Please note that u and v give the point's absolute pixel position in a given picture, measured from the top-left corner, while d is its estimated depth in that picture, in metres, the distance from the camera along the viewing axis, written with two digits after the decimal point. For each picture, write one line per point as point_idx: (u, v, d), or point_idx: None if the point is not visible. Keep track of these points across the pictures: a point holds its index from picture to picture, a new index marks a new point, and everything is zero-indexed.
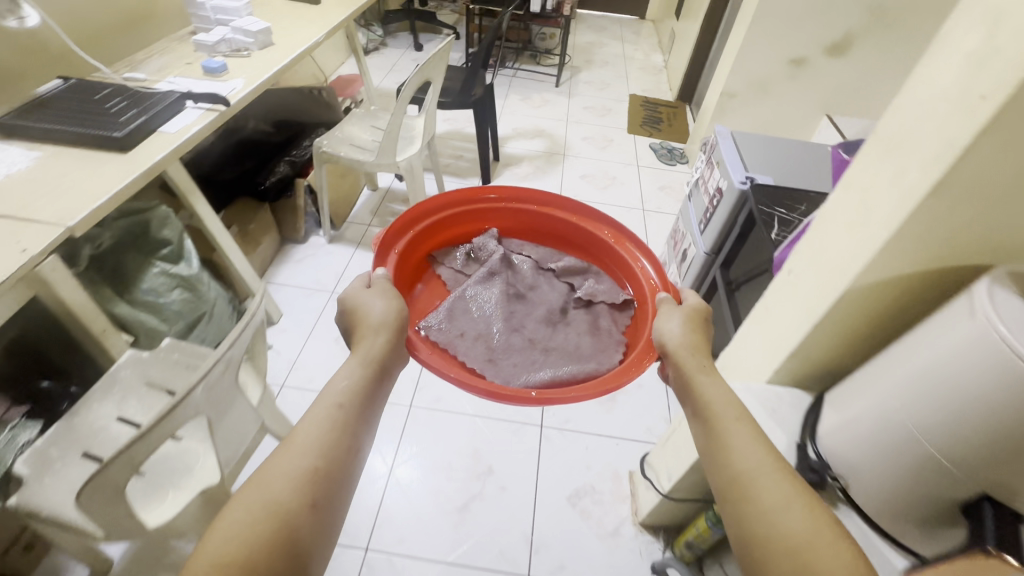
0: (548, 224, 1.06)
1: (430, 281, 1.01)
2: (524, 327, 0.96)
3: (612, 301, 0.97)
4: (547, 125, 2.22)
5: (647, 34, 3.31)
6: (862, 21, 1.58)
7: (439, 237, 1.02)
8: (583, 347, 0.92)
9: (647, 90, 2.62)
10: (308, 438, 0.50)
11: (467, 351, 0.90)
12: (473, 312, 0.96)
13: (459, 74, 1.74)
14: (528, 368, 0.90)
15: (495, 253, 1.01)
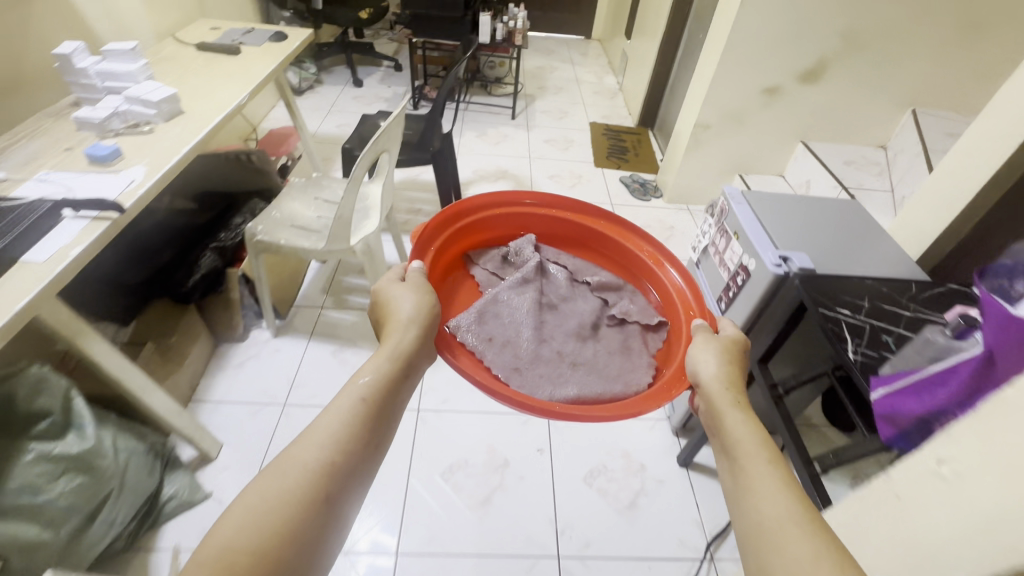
0: (587, 237, 1.07)
1: (463, 285, 1.01)
2: (553, 338, 0.92)
3: (646, 323, 0.94)
4: (509, 164, 2.05)
5: (596, 54, 3.23)
6: (833, 47, 1.52)
7: (475, 238, 1.03)
8: (614, 365, 0.88)
9: (607, 116, 2.51)
10: (326, 430, 0.47)
11: (493, 356, 0.86)
12: (503, 317, 0.93)
13: (413, 123, 1.54)
14: (555, 381, 0.86)
15: (531, 260, 1.01)
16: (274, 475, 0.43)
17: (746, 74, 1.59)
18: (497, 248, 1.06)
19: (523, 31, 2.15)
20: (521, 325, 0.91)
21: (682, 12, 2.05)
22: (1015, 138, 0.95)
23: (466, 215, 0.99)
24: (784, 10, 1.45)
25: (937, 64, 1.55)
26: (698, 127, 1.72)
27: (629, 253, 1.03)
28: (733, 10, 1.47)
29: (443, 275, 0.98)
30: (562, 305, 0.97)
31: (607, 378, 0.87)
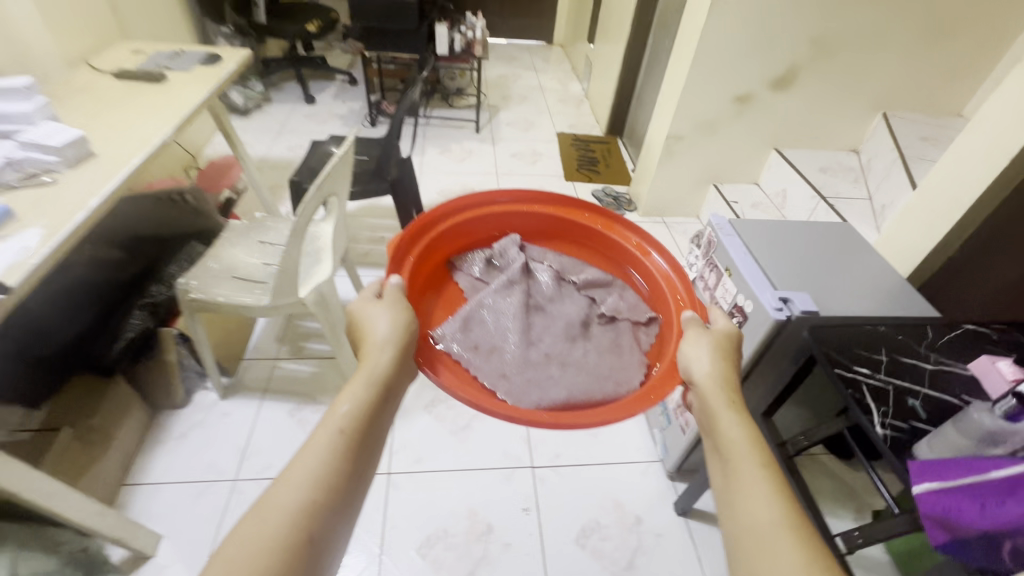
0: (573, 231, 1.03)
1: (447, 292, 0.96)
2: (540, 341, 0.88)
3: (636, 320, 0.91)
4: (475, 183, 1.95)
5: (558, 59, 3.15)
6: (804, 53, 1.48)
7: (455, 243, 0.99)
8: (606, 366, 0.85)
9: (574, 125, 2.43)
10: (304, 472, 0.48)
11: (479, 368, 0.82)
12: (489, 323, 0.88)
13: (368, 147, 1.42)
14: (544, 387, 0.83)
15: (516, 260, 0.96)
16: (258, 521, 0.44)
17: (718, 83, 1.53)
18: (480, 250, 1.01)
19: (482, 41, 2.05)
20: (507, 331, 0.87)
21: (646, 18, 1.98)
22: (1006, 150, 0.91)
23: (443, 219, 0.95)
24: (754, 16, 1.40)
25: (906, 66, 1.53)
26: (670, 138, 1.65)
27: (616, 245, 1.00)
28: (702, 18, 1.41)
29: (424, 283, 0.93)
30: (550, 306, 0.93)
31: (600, 381, 0.84)
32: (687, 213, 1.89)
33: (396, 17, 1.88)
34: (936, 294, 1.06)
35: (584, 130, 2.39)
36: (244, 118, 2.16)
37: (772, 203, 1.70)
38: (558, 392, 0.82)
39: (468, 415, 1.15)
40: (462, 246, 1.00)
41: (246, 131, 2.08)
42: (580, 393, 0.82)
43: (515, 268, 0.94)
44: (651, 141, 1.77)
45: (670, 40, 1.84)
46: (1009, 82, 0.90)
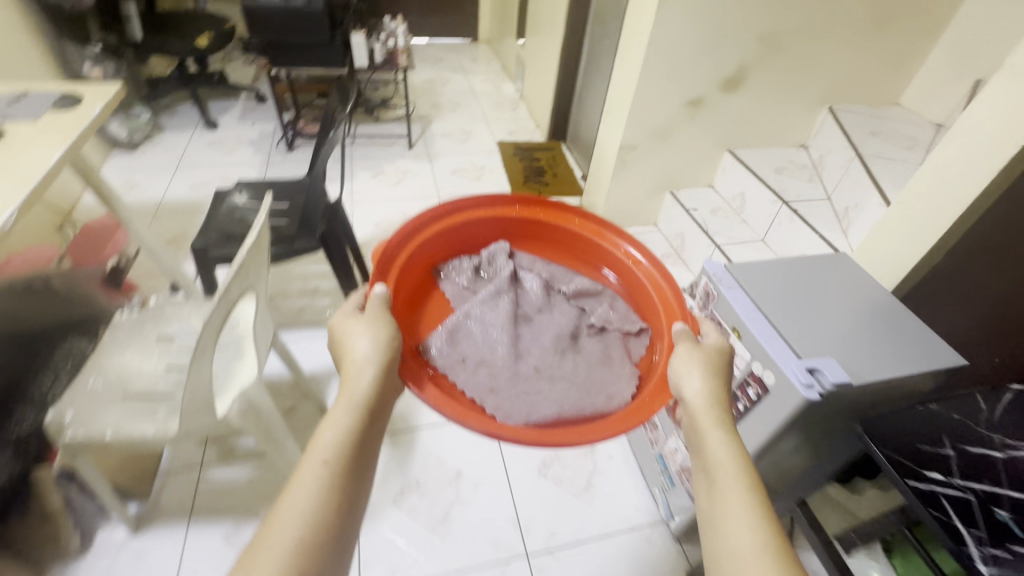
0: (565, 241, 1.08)
1: (436, 302, 1.01)
2: (529, 354, 0.93)
3: (626, 330, 0.96)
4: (415, 210, 1.76)
5: (487, 58, 2.98)
6: (753, 53, 1.41)
7: (446, 252, 1.05)
8: (596, 377, 0.91)
9: (513, 131, 2.28)
10: (294, 507, 0.51)
11: (467, 379, 0.88)
12: (477, 334, 0.94)
13: (288, 192, 1.20)
14: (533, 400, 0.88)
15: (504, 270, 1.01)
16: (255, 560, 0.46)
17: (668, 88, 1.43)
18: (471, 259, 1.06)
19: (405, 50, 1.84)
20: (497, 342, 0.92)
21: (580, 16, 1.86)
22: (993, 160, 0.85)
23: (431, 226, 1.00)
24: (702, 16, 1.30)
25: (849, 59, 1.50)
26: (623, 149, 1.54)
27: (606, 256, 1.06)
28: (648, 21, 1.29)
29: (415, 294, 0.99)
30: (538, 318, 0.98)
31: (587, 390, 0.89)
32: (644, 222, 1.80)
33: (303, 29, 1.64)
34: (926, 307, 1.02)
35: (525, 136, 2.25)
36: (131, 154, 1.85)
37: (730, 207, 1.64)
38: (547, 405, 0.87)
39: (445, 503, 1.00)
40: (452, 255, 1.05)
41: (136, 170, 1.77)
42: (567, 402, 0.88)
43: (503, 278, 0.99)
44: (602, 151, 1.66)
45: (609, 41, 1.72)
46: (989, 91, 0.84)
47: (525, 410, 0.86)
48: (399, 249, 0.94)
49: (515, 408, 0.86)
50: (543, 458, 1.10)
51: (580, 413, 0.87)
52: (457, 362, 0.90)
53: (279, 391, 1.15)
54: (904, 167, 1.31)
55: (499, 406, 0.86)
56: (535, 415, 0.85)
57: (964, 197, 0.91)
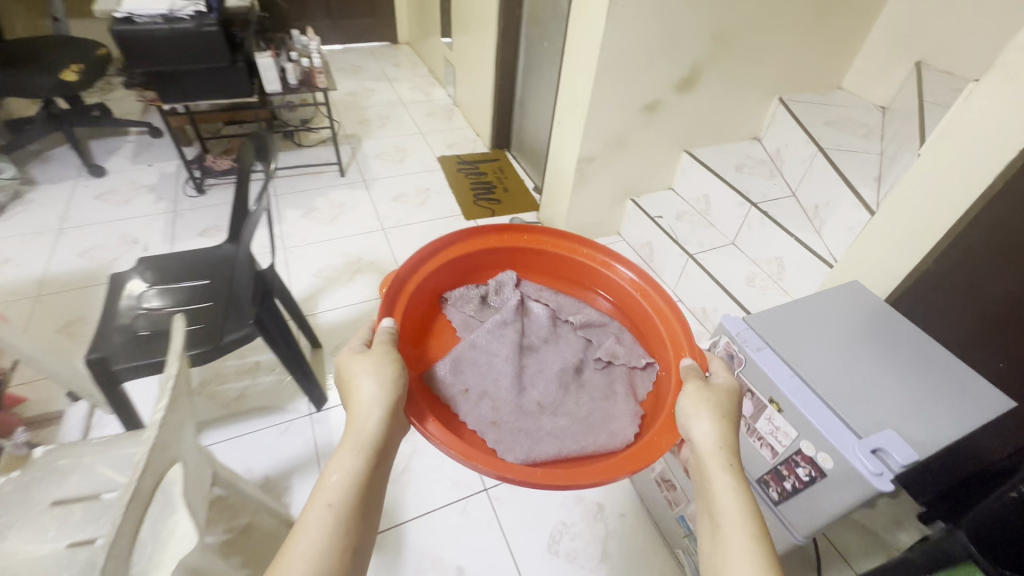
0: (576, 273, 1.04)
1: (442, 333, 0.97)
2: (532, 387, 0.89)
3: (632, 364, 0.91)
4: (360, 249, 1.56)
5: (410, 62, 2.76)
6: (705, 51, 1.33)
7: (457, 279, 1.02)
8: (599, 413, 0.86)
9: (453, 143, 2.11)
10: (304, 551, 0.57)
11: (469, 411, 0.85)
12: (481, 364, 0.90)
13: (206, 263, 0.99)
14: (534, 437, 0.84)
15: (511, 299, 0.98)
16: None
17: (624, 95, 1.32)
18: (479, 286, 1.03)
19: (322, 69, 1.63)
20: (500, 374, 0.89)
21: (512, 17, 1.72)
22: (986, 163, 0.81)
23: (443, 252, 0.97)
24: (654, 17, 1.19)
25: (796, 48, 1.46)
26: (581, 162, 1.43)
27: (612, 286, 1.01)
28: (598, 26, 1.17)
29: (423, 324, 0.96)
30: (542, 349, 0.94)
31: (591, 428, 0.85)
32: (607, 232, 1.71)
33: (197, 55, 1.39)
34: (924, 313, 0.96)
35: (467, 148, 2.09)
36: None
37: (695, 211, 1.57)
38: (550, 443, 0.82)
39: None
40: (460, 282, 1.02)
41: (5, 241, 1.45)
42: (569, 438, 0.84)
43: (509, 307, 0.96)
44: (557, 165, 1.54)
45: (548, 43, 1.60)
46: (979, 94, 0.80)
47: (526, 447, 0.81)
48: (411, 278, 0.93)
49: (516, 446, 0.82)
50: (550, 531, 0.98)
51: (582, 450, 0.82)
52: (462, 394, 0.87)
53: (229, 507, 0.96)
54: (867, 159, 1.29)
55: (501, 443, 0.82)
56: (535, 453, 0.81)
57: (957, 202, 0.86)
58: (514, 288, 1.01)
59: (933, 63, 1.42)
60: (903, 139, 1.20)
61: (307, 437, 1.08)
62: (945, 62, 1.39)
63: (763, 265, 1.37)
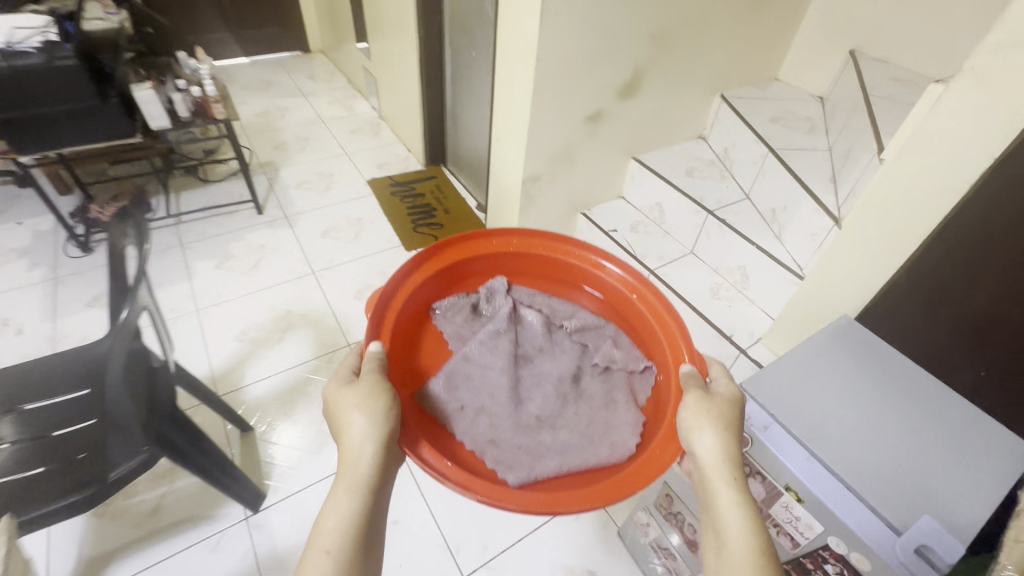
0: (567, 276, 0.94)
1: (427, 349, 0.84)
2: (530, 399, 0.77)
3: (632, 369, 0.80)
4: (288, 301, 1.37)
5: (327, 72, 2.53)
6: (646, 53, 1.24)
7: (441, 289, 0.90)
8: (601, 424, 0.74)
9: (383, 163, 1.93)
10: None
11: (464, 431, 0.72)
12: (474, 378, 0.77)
13: (83, 370, 0.79)
14: (536, 456, 0.71)
15: (503, 304, 0.86)
16: None
17: (565, 108, 1.21)
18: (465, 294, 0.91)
19: (218, 96, 1.41)
20: (496, 387, 0.76)
21: (433, 23, 1.56)
22: (959, 171, 0.76)
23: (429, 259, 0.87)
24: (590, 21, 1.08)
25: (732, 43, 1.41)
26: (526, 182, 1.31)
27: (603, 286, 0.92)
28: (531, 34, 1.05)
29: (405, 339, 0.83)
30: (540, 357, 0.81)
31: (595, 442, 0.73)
32: None
33: (54, 93, 1.15)
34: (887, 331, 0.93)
35: (399, 167, 1.92)
36: None
37: (650, 221, 1.50)
38: (550, 462, 0.70)
39: None
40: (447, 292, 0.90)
41: None
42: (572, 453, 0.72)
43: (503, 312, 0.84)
44: (500, 185, 1.42)
45: (476, 50, 1.46)
46: (947, 100, 0.74)
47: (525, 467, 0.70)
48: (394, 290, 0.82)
49: (516, 465, 0.70)
50: None
51: (585, 464, 0.71)
52: (455, 412, 0.74)
53: None
54: (817, 156, 1.25)
55: (500, 465, 0.70)
56: (537, 472, 0.70)
57: (930, 212, 0.82)
58: (507, 293, 0.88)
59: (865, 51, 1.41)
60: (853, 135, 1.17)
61: (241, 551, 0.92)
62: (877, 49, 1.38)
63: (726, 275, 1.32)
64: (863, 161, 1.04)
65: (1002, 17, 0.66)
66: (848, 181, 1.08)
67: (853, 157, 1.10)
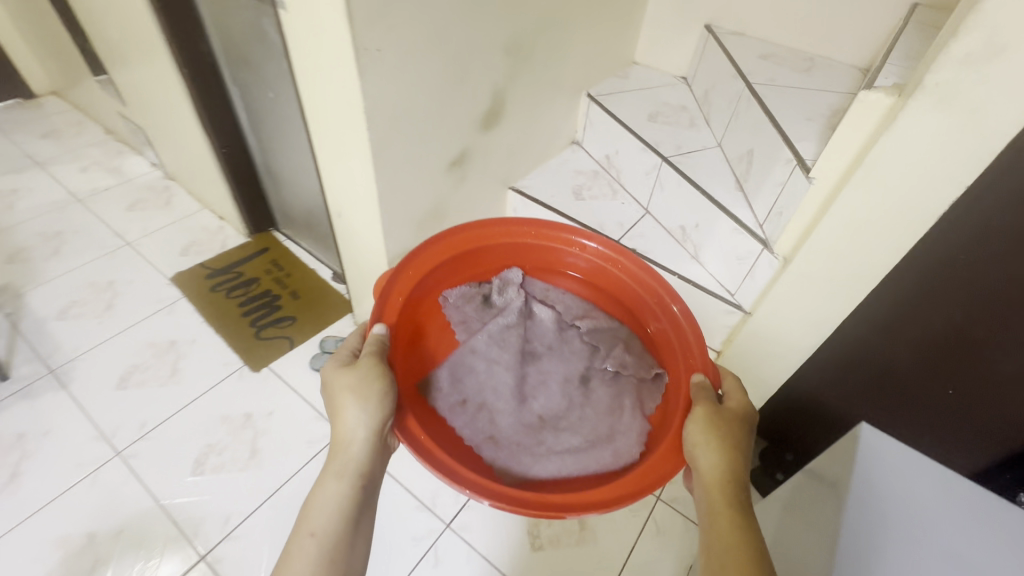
0: (590, 276, 1.01)
1: (434, 339, 0.94)
2: (533, 399, 0.88)
3: (642, 376, 0.90)
4: (87, 517, 0.93)
5: (69, 123, 1.85)
6: (502, 71, 0.97)
7: (460, 274, 0.99)
8: (605, 430, 0.84)
9: (188, 246, 1.44)
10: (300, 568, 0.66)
11: (466, 425, 0.84)
12: (479, 371, 0.90)
13: None
14: (535, 453, 0.82)
15: (516, 301, 0.97)
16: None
17: (423, 161, 0.91)
18: (479, 282, 1.00)
19: None
20: (501, 382, 0.88)
21: (199, 58, 1.11)
22: (924, 200, 0.64)
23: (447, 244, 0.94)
24: (430, 50, 0.78)
25: (586, 35, 1.20)
26: (395, 260, 1.00)
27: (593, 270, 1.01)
28: (350, 83, 0.72)
29: (420, 320, 0.94)
30: (546, 355, 0.93)
31: (595, 441, 0.83)
32: None
33: None
34: (843, 366, 0.87)
35: (213, 246, 1.45)
36: None
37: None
38: (551, 461, 0.81)
39: None
40: (464, 278, 1.00)
41: None
42: (574, 455, 0.82)
43: (515, 310, 0.95)
44: (359, 264, 1.08)
45: (275, 92, 1.07)
46: (907, 122, 0.60)
47: (524, 466, 0.81)
48: (405, 279, 0.90)
49: (517, 464, 0.81)
50: None
51: (585, 462, 0.81)
52: (459, 405, 0.86)
53: None
54: (712, 159, 1.11)
55: (502, 460, 0.81)
56: (536, 468, 0.80)
57: (897, 246, 0.69)
58: (517, 290, 0.98)
59: (722, 24, 1.29)
60: (746, 132, 1.04)
61: None
62: (734, 20, 1.27)
63: None
64: (776, 172, 0.90)
65: (970, 18, 0.51)
66: (763, 196, 0.94)
67: (759, 163, 0.97)
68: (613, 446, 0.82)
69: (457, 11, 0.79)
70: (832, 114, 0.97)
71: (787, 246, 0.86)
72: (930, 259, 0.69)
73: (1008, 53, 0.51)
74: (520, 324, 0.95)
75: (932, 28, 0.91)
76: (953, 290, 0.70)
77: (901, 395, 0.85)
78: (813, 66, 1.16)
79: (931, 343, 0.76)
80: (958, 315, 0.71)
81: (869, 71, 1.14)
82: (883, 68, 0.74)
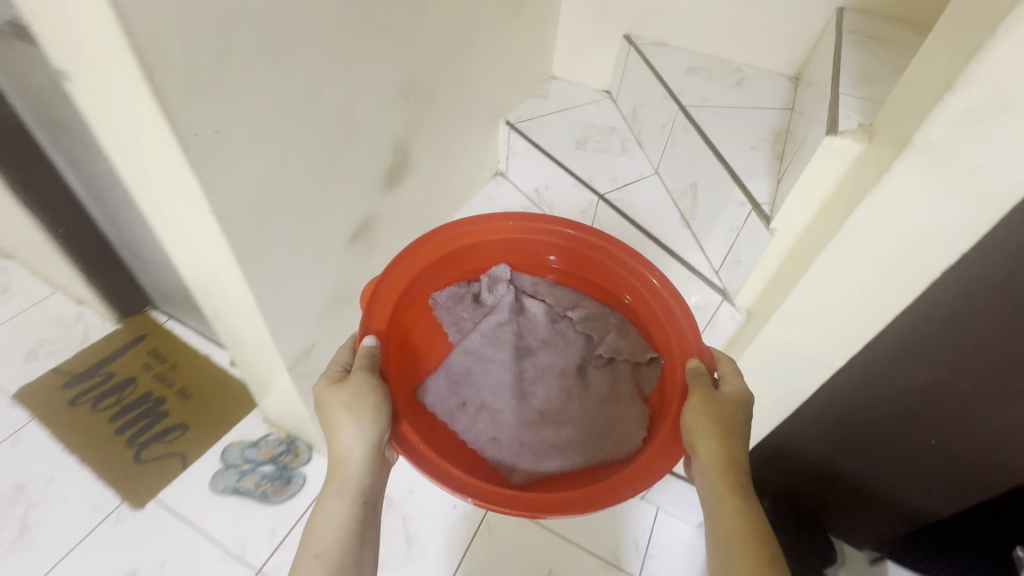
0: (571, 265, 0.90)
1: (424, 348, 0.86)
2: (533, 395, 0.81)
3: (638, 360, 0.83)
4: None
5: None
6: (401, 119, 0.80)
7: (447, 273, 0.89)
8: (605, 422, 0.78)
9: (34, 347, 1.15)
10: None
11: (466, 428, 0.77)
12: (473, 372, 0.82)
13: None
14: (540, 451, 0.76)
15: (505, 295, 0.88)
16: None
17: (312, 246, 0.72)
18: (468, 280, 0.91)
19: None
20: (498, 382, 0.81)
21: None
22: (916, 266, 0.53)
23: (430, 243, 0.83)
24: (293, 117, 0.60)
25: (494, 58, 1.04)
26: (297, 362, 0.81)
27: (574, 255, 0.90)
28: (182, 181, 0.52)
29: (407, 326, 0.84)
30: (541, 350, 0.85)
31: (597, 433, 0.78)
32: None
33: None
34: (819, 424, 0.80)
35: (69, 341, 1.17)
36: None
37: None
38: (556, 460, 0.75)
39: None
40: (452, 276, 0.89)
41: None
42: (577, 450, 0.77)
43: (504, 304, 0.87)
44: (252, 365, 0.88)
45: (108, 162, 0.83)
46: (889, 185, 0.49)
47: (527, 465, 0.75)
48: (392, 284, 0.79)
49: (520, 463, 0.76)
50: None
51: (592, 458, 0.76)
52: (460, 408, 0.80)
53: None
54: (651, 191, 1.01)
55: (504, 463, 0.75)
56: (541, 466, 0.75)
57: (883, 315, 0.59)
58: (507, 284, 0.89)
59: (643, 34, 1.18)
60: (685, 162, 0.94)
61: None
62: (655, 29, 1.16)
63: None
64: (728, 214, 0.80)
65: (966, 70, 0.41)
66: (715, 239, 0.84)
67: (705, 199, 0.87)
68: (616, 434, 0.77)
69: (326, 63, 0.61)
70: (775, 138, 0.88)
71: (762, 296, 0.75)
72: (917, 330, 0.61)
73: (1011, 112, 0.41)
74: (511, 319, 0.87)
75: (868, 39, 0.84)
76: (935, 357, 0.63)
77: (884, 449, 0.78)
78: (744, 77, 1.07)
79: (910, 400, 0.70)
80: (946, 377, 0.64)
81: (799, 80, 1.07)
82: (838, 102, 0.65)
